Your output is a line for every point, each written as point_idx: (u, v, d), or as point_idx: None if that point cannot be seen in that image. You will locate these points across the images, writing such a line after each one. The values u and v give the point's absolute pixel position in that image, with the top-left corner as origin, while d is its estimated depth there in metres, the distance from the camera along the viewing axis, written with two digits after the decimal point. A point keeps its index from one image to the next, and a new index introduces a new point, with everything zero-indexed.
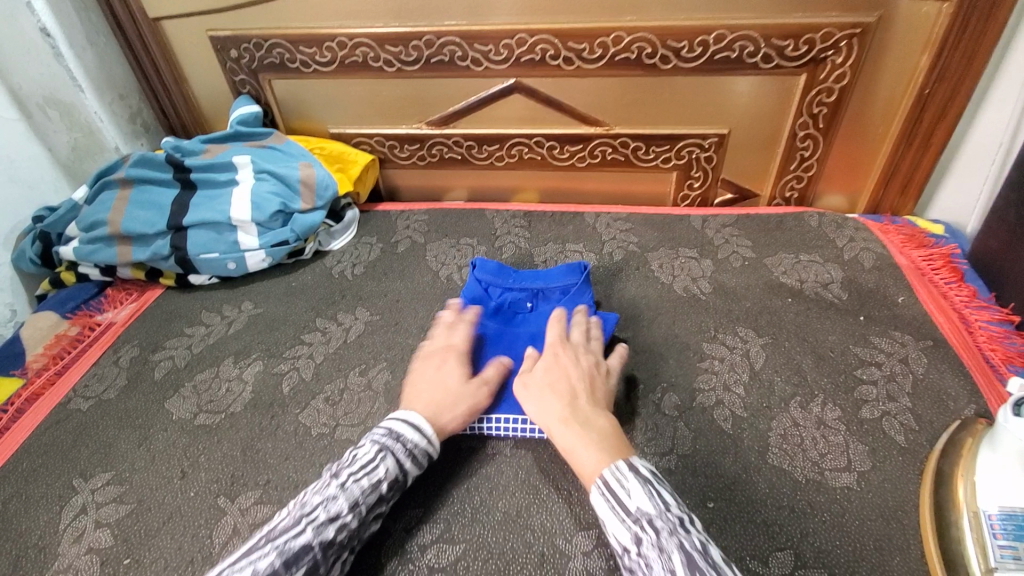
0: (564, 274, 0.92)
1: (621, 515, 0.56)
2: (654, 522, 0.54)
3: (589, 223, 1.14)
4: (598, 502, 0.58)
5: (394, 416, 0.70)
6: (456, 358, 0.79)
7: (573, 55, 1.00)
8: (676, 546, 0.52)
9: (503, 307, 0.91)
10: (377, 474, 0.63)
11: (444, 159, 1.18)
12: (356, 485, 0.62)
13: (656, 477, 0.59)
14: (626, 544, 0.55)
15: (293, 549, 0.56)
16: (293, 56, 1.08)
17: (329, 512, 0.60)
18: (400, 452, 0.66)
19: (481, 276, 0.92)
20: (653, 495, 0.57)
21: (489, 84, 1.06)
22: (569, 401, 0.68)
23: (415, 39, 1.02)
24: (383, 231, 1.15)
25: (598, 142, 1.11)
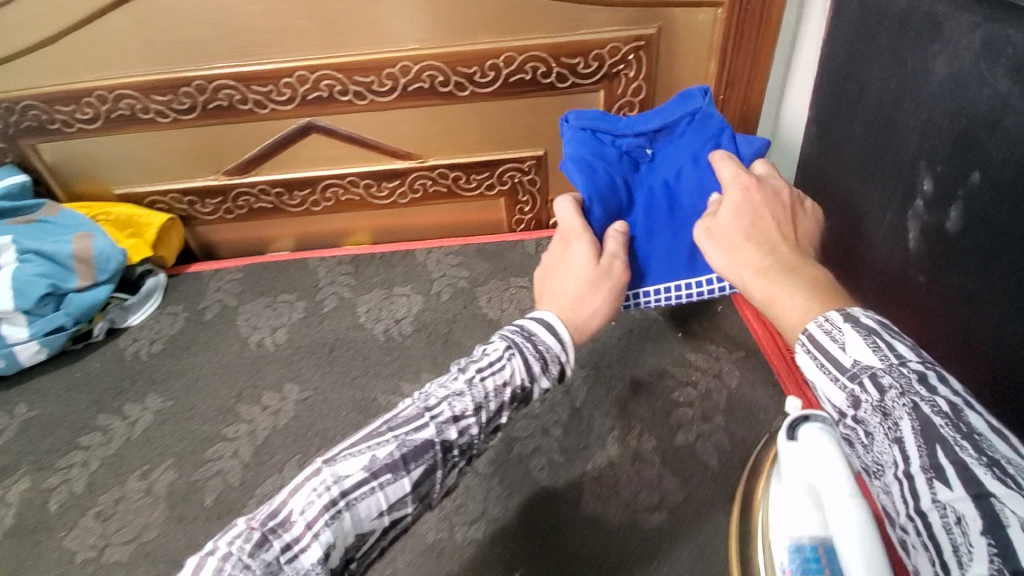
0: (676, 105, 0.70)
1: (829, 372, 0.44)
2: (879, 380, 0.40)
3: (419, 260, 1.07)
4: (804, 364, 0.46)
5: (532, 317, 0.63)
6: (580, 233, 0.65)
7: (363, 89, 0.93)
8: (906, 412, 0.38)
9: (623, 155, 0.70)
10: (503, 377, 0.56)
11: (254, 210, 1.08)
12: (482, 384, 0.56)
13: (885, 326, 0.44)
14: (841, 407, 0.43)
15: (414, 442, 0.52)
16: (51, 116, 0.95)
17: (452, 410, 0.54)
18: (530, 353, 0.58)
19: (585, 123, 0.70)
20: (877, 346, 0.42)
21: (281, 126, 0.97)
22: (766, 251, 0.55)
23: (184, 86, 0.91)
24: (190, 297, 1.03)
25: (415, 175, 1.04)
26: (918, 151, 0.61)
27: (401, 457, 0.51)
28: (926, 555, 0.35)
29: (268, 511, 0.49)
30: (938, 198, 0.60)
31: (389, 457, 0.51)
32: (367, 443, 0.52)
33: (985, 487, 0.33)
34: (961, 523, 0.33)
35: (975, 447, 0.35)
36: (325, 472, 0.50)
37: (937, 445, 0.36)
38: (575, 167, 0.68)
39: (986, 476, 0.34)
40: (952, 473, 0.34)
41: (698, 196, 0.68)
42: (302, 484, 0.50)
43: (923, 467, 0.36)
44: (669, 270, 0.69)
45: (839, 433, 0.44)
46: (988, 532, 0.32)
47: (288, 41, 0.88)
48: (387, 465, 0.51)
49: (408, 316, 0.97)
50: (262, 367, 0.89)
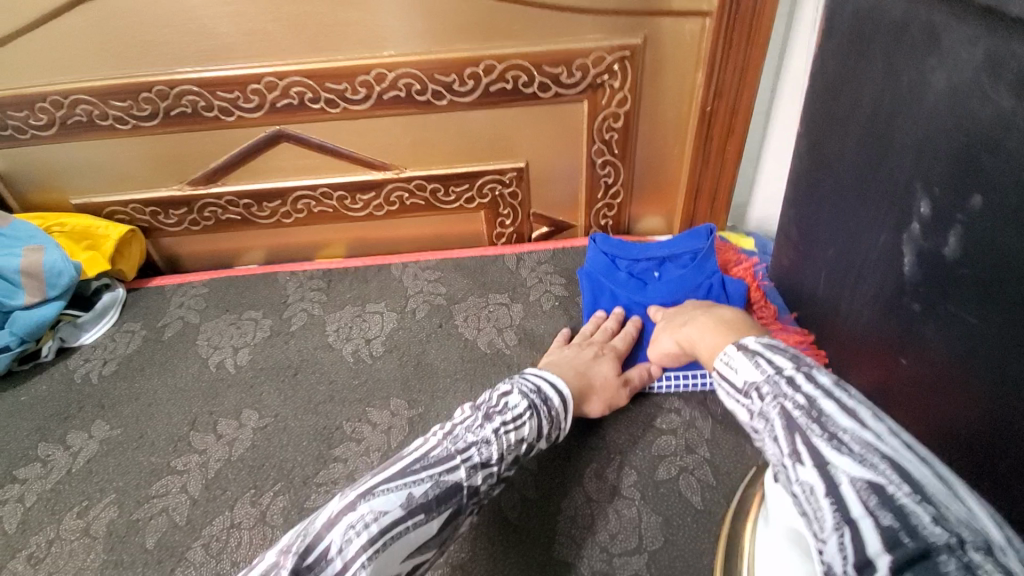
0: (691, 240, 0.95)
1: (734, 395, 0.55)
2: (761, 390, 0.51)
3: (395, 275, 1.02)
4: (718, 389, 0.58)
5: (542, 374, 0.72)
6: (612, 353, 0.80)
7: (335, 96, 0.88)
8: (777, 411, 0.48)
9: (632, 277, 0.94)
10: (523, 432, 0.64)
11: (221, 221, 1.02)
12: (506, 437, 0.63)
13: (771, 348, 0.55)
14: (748, 420, 0.53)
15: (446, 484, 0.58)
16: (3, 122, 0.89)
17: (480, 456, 0.61)
18: (543, 415, 0.67)
19: (607, 248, 0.97)
20: (759, 364, 0.53)
21: (249, 135, 0.92)
22: (671, 323, 0.78)
23: (144, 91, 0.86)
24: (150, 313, 0.97)
25: (391, 186, 1.00)
26: (913, 172, 0.57)
27: (434, 498, 0.56)
28: (805, 527, 0.43)
29: (301, 537, 0.52)
30: (936, 223, 0.56)
31: (426, 495, 0.56)
32: (401, 481, 0.56)
33: (828, 459, 0.42)
34: (814, 492, 0.42)
35: (826, 429, 0.44)
36: (358, 508, 0.53)
37: (795, 432, 0.45)
38: (589, 284, 0.94)
39: (826, 447, 0.43)
40: (806, 453, 0.44)
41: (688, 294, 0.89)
42: (340, 518, 0.53)
43: (790, 452, 0.45)
44: None
45: (758, 442, 0.52)
46: (829, 496, 0.40)
47: (254, 46, 0.83)
48: (421, 506, 0.55)
49: (380, 335, 0.92)
50: (222, 391, 0.84)
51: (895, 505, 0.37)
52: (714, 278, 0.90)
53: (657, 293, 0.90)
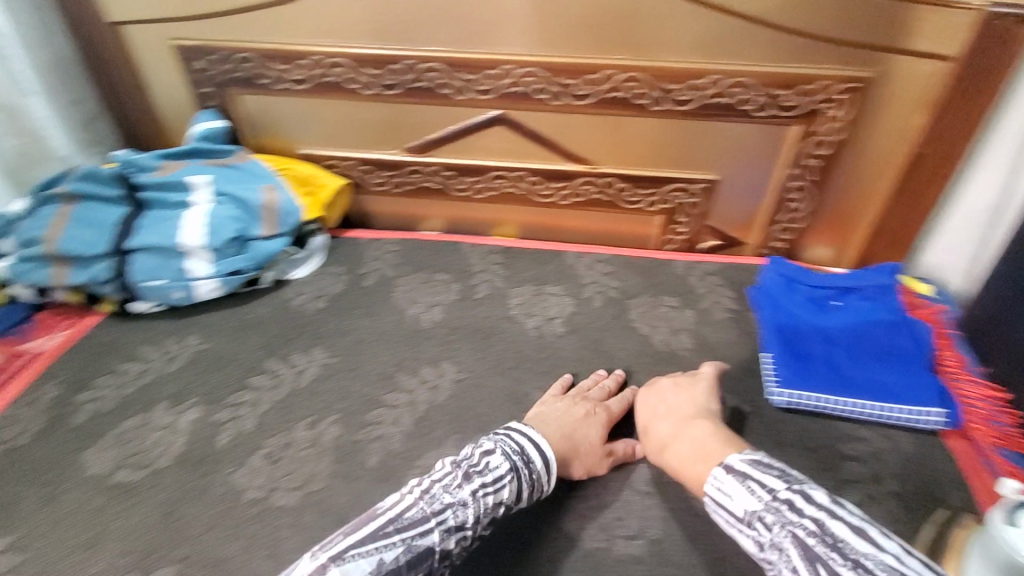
0: (874, 275, 0.97)
1: (733, 522, 0.56)
2: (763, 519, 0.53)
3: (569, 263, 1.08)
4: (711, 512, 0.59)
5: (527, 431, 0.70)
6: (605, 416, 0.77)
7: (562, 90, 0.94)
8: (789, 540, 0.50)
9: (811, 300, 0.95)
10: (501, 495, 0.63)
11: (419, 188, 1.11)
12: (483, 501, 0.62)
13: (756, 467, 0.58)
14: (755, 549, 0.54)
15: (418, 549, 0.56)
16: (263, 71, 0.99)
17: (457, 518, 0.60)
18: (520, 477, 0.65)
19: (787, 270, 1.00)
20: (752, 490, 0.56)
21: (471, 114, 1.00)
22: (658, 415, 0.76)
23: (394, 63, 0.95)
24: (350, 261, 1.07)
25: (581, 180, 1.05)
26: None
27: (404, 563, 0.55)
28: None
29: None
30: None
31: (394, 562, 0.55)
32: (374, 544, 0.55)
33: None
34: None
35: (847, 558, 0.47)
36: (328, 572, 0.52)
37: (819, 565, 0.48)
38: (769, 300, 0.96)
39: None
40: None
41: (873, 329, 0.90)
42: None
43: None
44: (865, 385, 0.83)
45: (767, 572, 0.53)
46: None
47: (503, 34, 0.90)
48: (392, 570, 0.54)
49: (560, 316, 0.97)
50: (420, 343, 0.92)
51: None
52: (897, 319, 0.91)
53: (836, 320, 0.91)
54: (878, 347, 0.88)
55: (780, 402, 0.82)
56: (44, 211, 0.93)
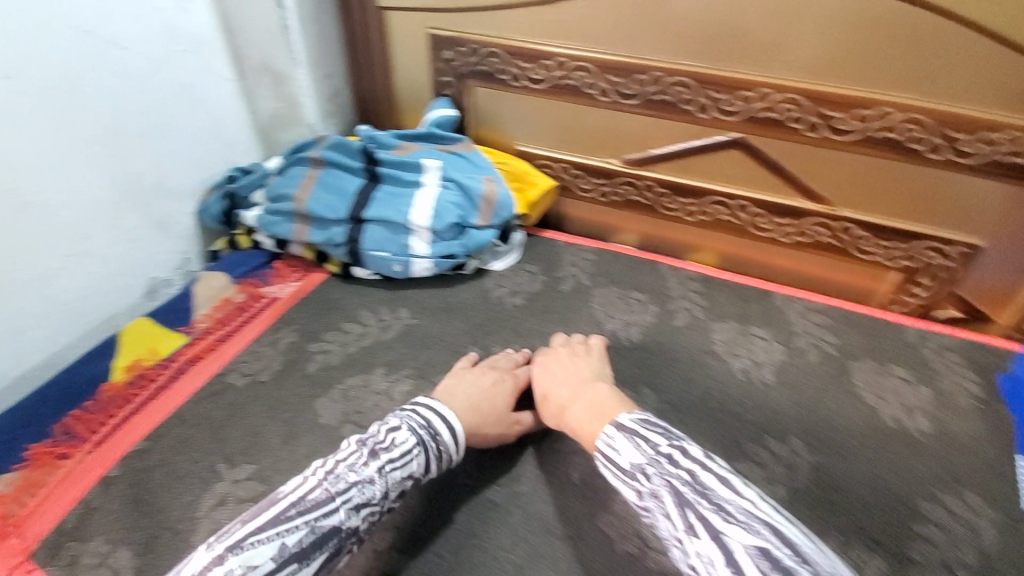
0: None
1: (615, 472, 0.61)
2: (645, 470, 0.59)
3: (778, 305, 0.99)
4: (601, 469, 0.64)
5: (434, 407, 0.72)
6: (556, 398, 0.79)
7: (821, 122, 0.86)
8: (665, 488, 0.56)
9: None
10: (409, 468, 0.65)
11: (628, 201, 1.09)
12: (391, 476, 0.63)
13: (643, 426, 0.63)
14: (636, 501, 0.59)
15: (323, 529, 0.57)
16: (506, 67, 1.01)
17: (363, 495, 0.61)
18: (431, 452, 0.67)
19: None
20: (638, 445, 0.61)
21: (709, 134, 0.95)
22: (553, 381, 0.79)
23: (641, 73, 0.92)
24: (547, 262, 1.07)
25: (811, 220, 0.96)
26: None
27: (308, 544, 0.56)
28: None
29: None
30: None
31: (299, 543, 0.56)
32: (274, 530, 0.55)
33: (721, 531, 0.51)
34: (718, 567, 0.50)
35: (712, 503, 0.54)
36: (228, 563, 0.52)
37: (686, 508, 0.54)
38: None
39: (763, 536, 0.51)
40: (700, 528, 0.52)
41: None
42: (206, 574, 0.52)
43: (684, 527, 0.53)
44: None
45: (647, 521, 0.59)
46: None
47: (771, 57, 0.84)
48: (295, 554, 0.55)
49: (769, 363, 0.89)
50: (618, 361, 0.89)
51: (783, 567, 0.48)
52: None
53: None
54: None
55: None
56: (297, 171, 1.03)
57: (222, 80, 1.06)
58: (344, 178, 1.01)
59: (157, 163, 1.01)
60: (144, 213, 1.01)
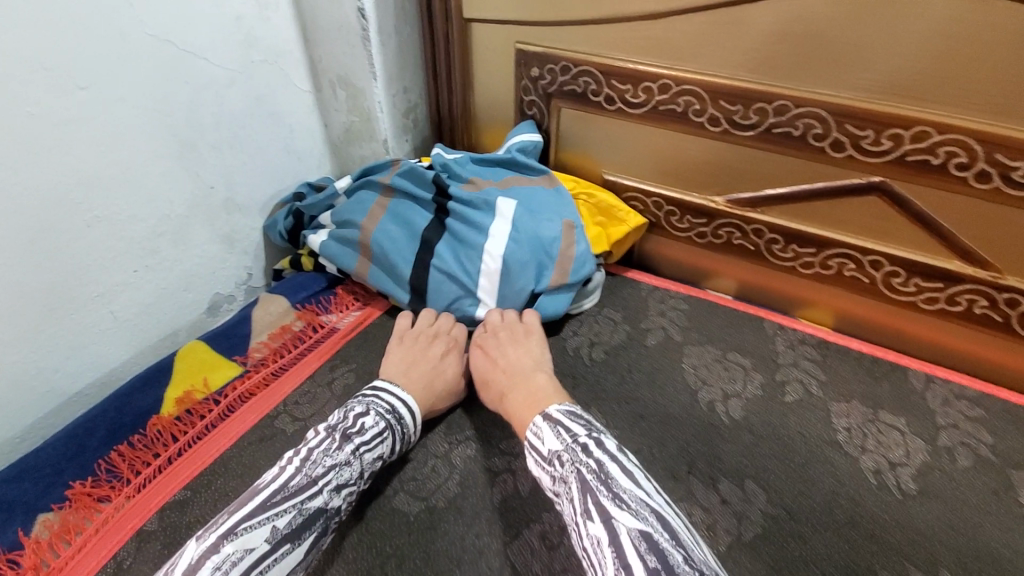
0: None
1: (536, 457, 0.63)
2: (560, 457, 0.60)
3: (915, 387, 0.82)
4: (527, 457, 0.65)
5: (390, 389, 0.74)
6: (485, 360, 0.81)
7: (997, 171, 0.69)
8: (573, 474, 0.57)
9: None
10: (379, 450, 0.67)
11: (729, 244, 0.94)
12: (364, 458, 0.65)
13: (569, 417, 0.65)
14: (550, 487, 0.61)
15: (310, 511, 0.59)
16: (600, 88, 0.90)
17: (341, 478, 0.62)
18: (398, 432, 0.70)
19: None
20: (560, 433, 0.62)
21: (841, 177, 0.79)
22: (494, 367, 0.78)
23: (763, 101, 0.78)
24: (630, 309, 0.94)
25: (967, 288, 0.78)
26: None
27: (298, 526, 0.58)
28: None
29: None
30: None
31: (288, 525, 0.57)
32: (264, 515, 0.56)
33: (613, 514, 0.52)
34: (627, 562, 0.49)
35: (611, 490, 0.54)
36: (225, 550, 0.53)
37: (588, 493, 0.55)
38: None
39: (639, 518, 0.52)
40: (596, 512, 0.53)
41: None
42: (201, 563, 0.51)
43: (581, 510, 0.54)
44: None
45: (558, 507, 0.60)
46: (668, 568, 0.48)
47: (927, 88, 0.69)
48: (287, 535, 0.56)
49: (908, 464, 0.73)
50: (717, 442, 0.74)
51: (661, 549, 0.48)
52: None
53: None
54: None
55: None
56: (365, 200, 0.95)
57: (299, 92, 1.03)
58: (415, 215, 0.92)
59: (228, 177, 0.97)
60: (211, 228, 0.97)
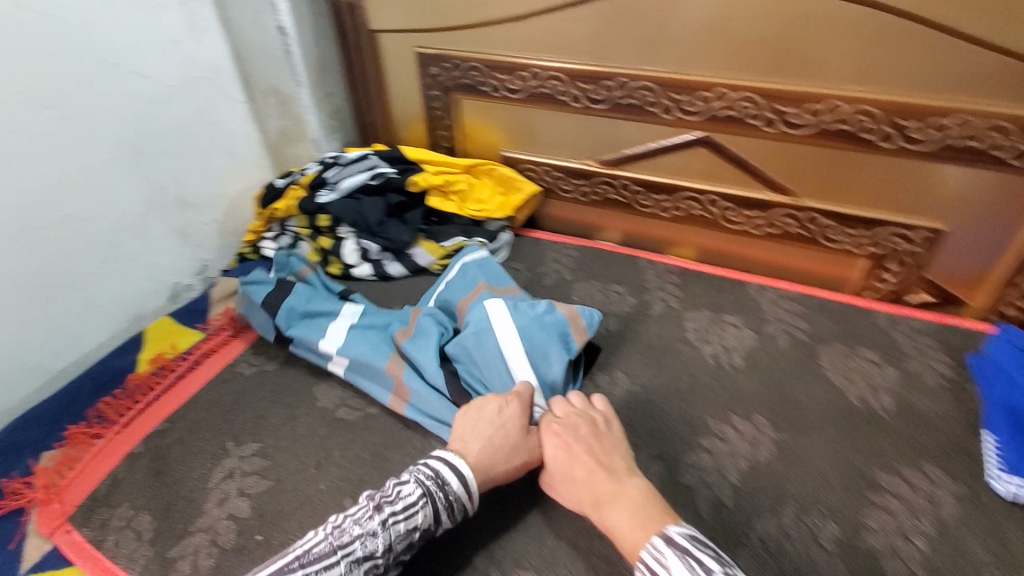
0: None
1: None
2: None
3: (751, 295, 1.04)
4: None
5: (446, 458, 0.68)
6: (607, 477, 0.65)
7: (777, 118, 0.92)
8: None
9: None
10: (412, 522, 0.63)
11: (607, 199, 1.15)
12: (394, 528, 0.62)
13: (695, 545, 0.56)
14: None
15: None
16: (486, 80, 1.10)
17: (364, 550, 0.60)
18: (440, 502, 0.65)
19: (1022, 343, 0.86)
20: (691, 566, 0.54)
21: (675, 134, 1.01)
22: (570, 467, 0.67)
23: (609, 80, 0.99)
24: (531, 260, 1.14)
25: (780, 211, 1.01)
26: None
27: None
28: None
29: None
30: None
31: None
32: None
33: None
34: None
35: None
36: None
37: None
38: (997, 375, 0.83)
39: None
40: None
41: None
42: None
43: None
44: None
45: None
46: None
47: (800, 67, 0.87)
48: None
49: (739, 348, 0.93)
50: (595, 348, 0.94)
51: None
52: None
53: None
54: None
55: (1006, 494, 0.71)
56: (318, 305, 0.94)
57: (235, 103, 1.18)
58: (423, 324, 0.88)
59: (177, 177, 1.11)
60: (166, 224, 1.12)
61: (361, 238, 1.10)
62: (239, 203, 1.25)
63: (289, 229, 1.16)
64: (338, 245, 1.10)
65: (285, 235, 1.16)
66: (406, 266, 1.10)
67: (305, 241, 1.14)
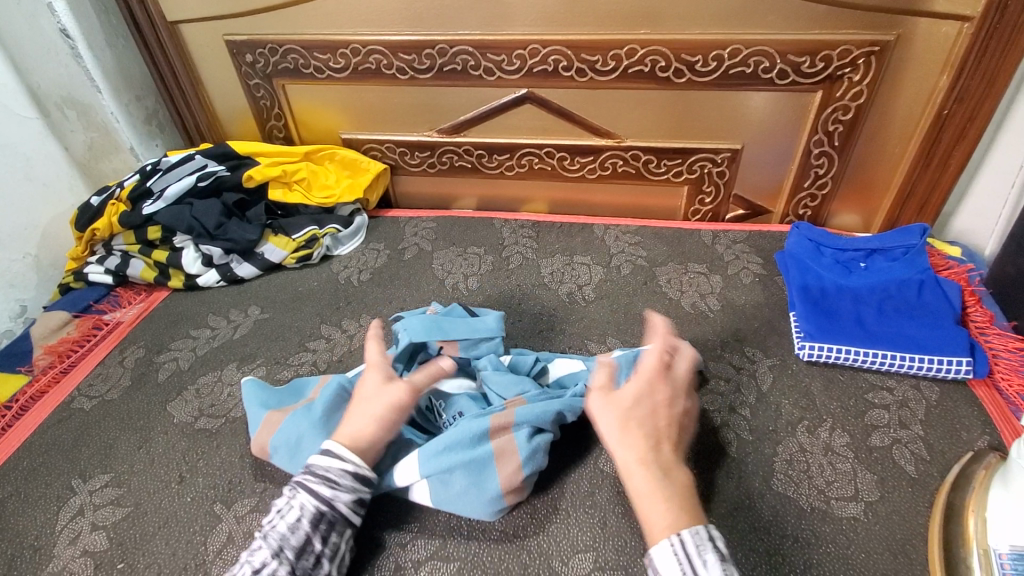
0: (900, 236, 0.95)
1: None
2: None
3: (598, 235, 1.12)
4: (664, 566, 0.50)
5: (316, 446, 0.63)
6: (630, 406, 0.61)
7: (586, 67, 0.99)
8: None
9: (838, 263, 0.97)
10: (288, 519, 0.57)
11: (454, 167, 1.18)
12: (274, 531, 0.56)
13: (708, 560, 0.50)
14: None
15: None
16: (307, 61, 1.07)
17: (251, 567, 0.54)
18: (312, 482, 0.59)
19: (812, 236, 1.01)
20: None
21: (501, 94, 1.05)
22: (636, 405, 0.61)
23: (428, 48, 1.01)
24: (391, 238, 1.14)
25: (608, 153, 1.10)
26: None
27: None
28: None
29: None
30: None
31: None
32: None
33: None
34: None
35: None
36: None
37: None
38: (794, 262, 0.98)
39: None
40: None
41: (902, 289, 0.90)
42: None
43: None
44: (894, 342, 0.83)
45: None
46: None
47: (582, 18, 0.94)
48: None
49: (590, 283, 1.01)
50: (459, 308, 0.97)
51: None
52: (931, 278, 0.90)
53: (859, 280, 0.93)
54: (905, 304, 0.88)
55: (806, 355, 0.85)
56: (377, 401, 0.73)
57: (24, 120, 1.01)
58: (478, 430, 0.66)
59: None
60: None
61: (201, 244, 1.04)
62: (53, 230, 1.10)
63: (116, 248, 1.08)
64: (175, 256, 1.04)
65: (112, 256, 1.07)
66: (257, 265, 1.05)
67: (137, 257, 1.06)
